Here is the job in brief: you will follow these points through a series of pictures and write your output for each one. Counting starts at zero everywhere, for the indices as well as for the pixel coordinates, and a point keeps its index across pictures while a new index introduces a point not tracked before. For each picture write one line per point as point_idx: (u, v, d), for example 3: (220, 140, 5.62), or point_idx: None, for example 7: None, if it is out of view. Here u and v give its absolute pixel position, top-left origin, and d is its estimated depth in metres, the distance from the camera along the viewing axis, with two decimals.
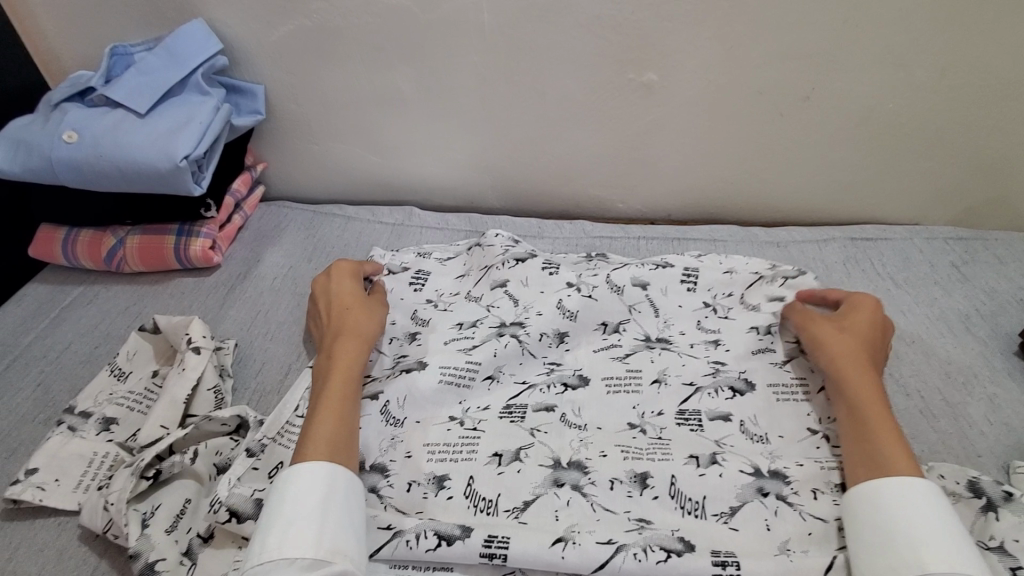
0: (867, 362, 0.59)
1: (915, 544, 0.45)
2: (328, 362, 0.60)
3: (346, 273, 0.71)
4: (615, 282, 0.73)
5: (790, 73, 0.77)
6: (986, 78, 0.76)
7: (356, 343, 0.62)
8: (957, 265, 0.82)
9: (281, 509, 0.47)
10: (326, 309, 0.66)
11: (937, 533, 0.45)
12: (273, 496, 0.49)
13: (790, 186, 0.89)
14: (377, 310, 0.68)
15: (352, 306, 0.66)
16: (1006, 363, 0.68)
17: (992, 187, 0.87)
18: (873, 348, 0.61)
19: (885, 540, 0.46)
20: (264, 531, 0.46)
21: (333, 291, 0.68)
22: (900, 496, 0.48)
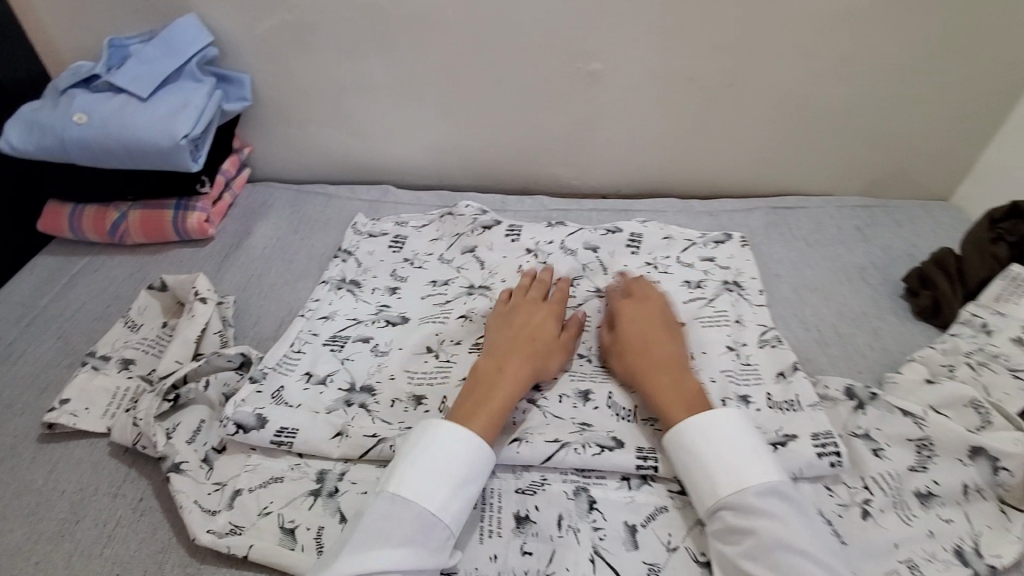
0: (642, 355, 0.64)
1: (698, 488, 0.54)
2: (495, 372, 0.62)
3: (552, 304, 0.72)
4: (569, 247, 0.86)
5: (714, 62, 0.90)
6: (876, 65, 0.90)
7: (524, 367, 0.63)
8: (861, 228, 0.96)
9: (461, 481, 0.53)
10: (516, 322, 0.68)
11: (719, 468, 0.53)
12: (455, 457, 0.54)
13: (722, 163, 1.02)
14: (562, 352, 0.67)
15: (545, 336, 0.67)
16: (891, 303, 0.82)
17: (891, 162, 1.02)
18: (649, 329, 0.66)
19: (690, 488, 0.55)
20: (445, 488, 0.52)
21: (530, 313, 0.70)
22: (687, 443, 0.55)
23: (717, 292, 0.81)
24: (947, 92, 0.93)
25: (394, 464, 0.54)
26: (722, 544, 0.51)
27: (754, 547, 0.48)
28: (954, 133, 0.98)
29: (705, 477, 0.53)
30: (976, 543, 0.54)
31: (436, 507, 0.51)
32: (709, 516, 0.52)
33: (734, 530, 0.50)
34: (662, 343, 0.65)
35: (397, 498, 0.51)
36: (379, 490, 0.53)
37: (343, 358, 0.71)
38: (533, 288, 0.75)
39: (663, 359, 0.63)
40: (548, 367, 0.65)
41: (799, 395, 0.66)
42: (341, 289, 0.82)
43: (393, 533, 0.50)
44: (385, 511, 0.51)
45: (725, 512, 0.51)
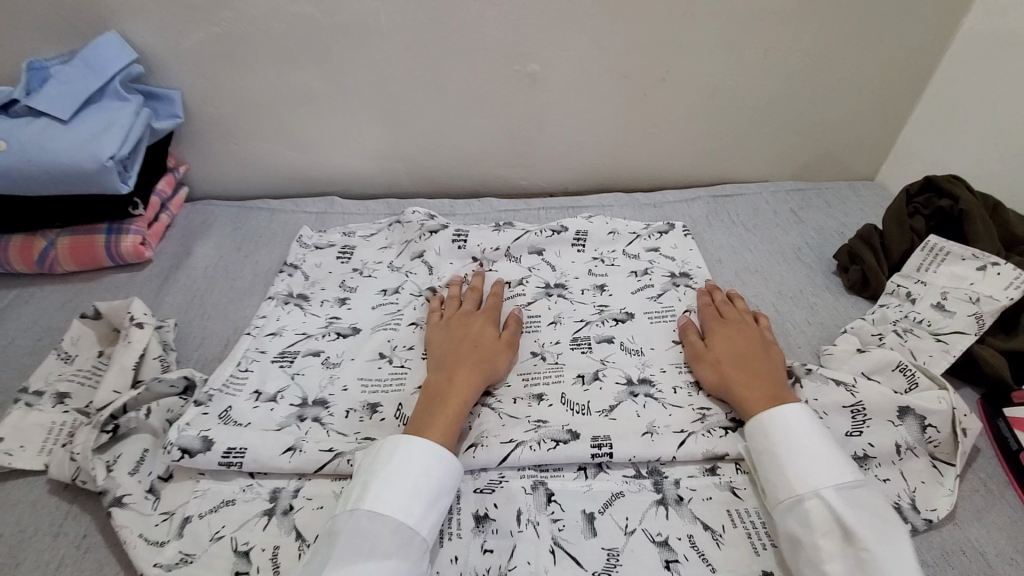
0: (738, 366, 0.64)
1: (824, 459, 0.53)
2: (445, 383, 0.63)
3: (486, 313, 0.74)
4: (514, 253, 0.88)
5: (646, 57, 0.92)
6: (797, 55, 0.95)
7: (473, 373, 0.64)
8: (795, 211, 1.01)
9: (435, 493, 0.53)
10: (456, 334, 0.70)
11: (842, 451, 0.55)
12: (432, 469, 0.54)
13: (661, 156, 1.05)
14: (508, 354, 0.69)
15: (485, 342, 0.69)
16: (824, 279, 0.86)
17: (818, 147, 1.07)
18: (747, 338, 0.68)
19: (808, 457, 0.53)
20: (420, 501, 0.52)
21: (467, 324, 0.72)
22: (812, 422, 0.56)
23: (663, 287, 0.83)
24: (863, 78, 0.99)
25: (365, 479, 0.53)
26: (856, 509, 0.49)
27: (894, 520, 0.49)
28: (873, 117, 1.04)
29: (838, 451, 0.54)
30: (912, 499, 0.57)
31: (411, 520, 0.51)
32: (844, 484, 0.51)
33: (871, 501, 0.51)
34: (755, 350, 0.66)
35: (377, 514, 0.50)
36: (351, 506, 0.52)
37: (294, 373, 0.70)
38: (467, 302, 0.77)
39: (759, 373, 0.63)
40: (497, 371, 0.67)
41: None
42: (288, 304, 0.81)
43: (373, 549, 0.49)
44: (364, 527, 0.50)
45: (863, 485, 0.52)
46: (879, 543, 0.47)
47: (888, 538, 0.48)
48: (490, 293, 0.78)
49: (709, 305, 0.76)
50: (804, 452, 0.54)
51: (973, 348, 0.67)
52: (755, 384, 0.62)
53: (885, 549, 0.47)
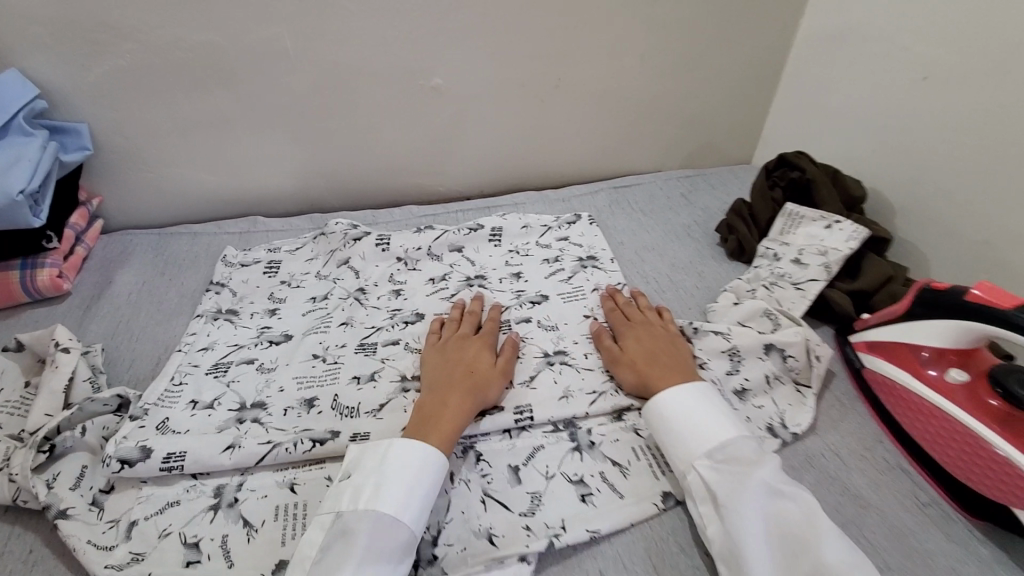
0: (652, 364, 0.68)
1: (705, 429, 0.58)
2: (439, 404, 0.63)
3: (484, 337, 0.74)
4: (436, 251, 0.96)
5: (539, 67, 1.03)
6: (669, 58, 1.08)
7: (466, 398, 0.64)
8: (685, 195, 1.14)
9: (427, 492, 0.55)
10: (451, 357, 0.70)
11: (716, 412, 0.60)
12: (436, 480, 0.57)
13: (565, 155, 1.16)
14: (502, 380, 0.69)
15: (482, 367, 0.68)
16: (710, 250, 0.98)
17: (699, 137, 1.21)
18: (654, 336, 0.72)
19: (693, 433, 0.59)
20: (426, 510, 0.55)
21: (464, 349, 0.71)
22: (694, 397, 0.62)
23: (573, 270, 0.93)
24: (729, 75, 1.13)
25: (377, 481, 0.54)
26: (721, 472, 0.55)
27: (758, 464, 0.54)
28: (741, 108, 1.19)
29: (709, 418, 0.59)
30: (783, 419, 0.67)
31: (408, 518, 0.53)
32: (715, 450, 0.57)
33: (737, 455, 0.56)
34: (661, 347, 0.70)
35: (398, 521, 0.52)
36: (364, 507, 0.53)
37: (229, 382, 0.73)
38: (464, 325, 0.76)
39: (669, 364, 0.67)
40: (490, 396, 0.66)
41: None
42: (218, 320, 0.84)
43: (392, 554, 0.51)
44: (377, 528, 0.51)
45: (734, 443, 0.57)
46: (736, 491, 0.53)
47: (744, 482, 0.53)
48: (489, 317, 0.78)
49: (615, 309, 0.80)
50: (690, 428, 0.59)
51: (824, 292, 0.80)
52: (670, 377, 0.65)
53: (745, 494, 0.52)
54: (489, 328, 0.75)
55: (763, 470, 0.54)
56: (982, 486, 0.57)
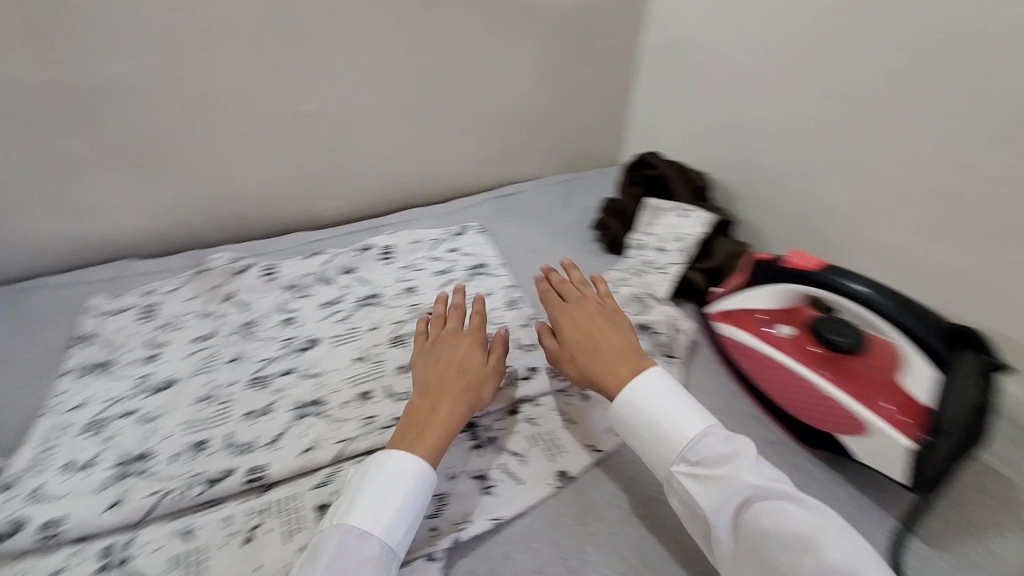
0: (599, 356, 0.67)
1: (670, 421, 0.59)
2: (428, 412, 0.62)
3: (473, 331, 0.73)
4: (327, 276, 0.96)
5: (411, 87, 1.07)
6: (532, 73, 1.16)
7: (458, 400, 0.64)
8: (564, 198, 1.22)
9: (410, 506, 0.55)
10: (441, 358, 0.69)
11: (684, 407, 0.60)
12: (417, 492, 0.56)
13: (448, 170, 1.20)
14: (493, 377, 0.69)
15: (471, 364, 0.68)
16: (590, 246, 1.06)
17: (571, 144, 1.31)
18: (589, 319, 0.71)
19: (659, 430, 0.59)
20: (404, 523, 0.54)
21: (454, 346, 0.71)
22: (647, 386, 0.61)
23: (465, 279, 0.96)
24: (589, 86, 1.24)
25: (354, 493, 0.56)
26: (700, 475, 0.55)
27: (739, 465, 0.54)
28: (605, 115, 1.30)
29: (675, 414, 0.59)
30: None
31: (379, 531, 0.53)
32: (688, 451, 0.57)
33: (713, 457, 0.55)
34: (600, 328, 0.70)
35: (369, 533, 0.53)
36: (336, 521, 0.54)
37: (108, 438, 0.69)
38: (452, 321, 0.76)
39: (610, 347, 0.67)
40: (481, 395, 0.67)
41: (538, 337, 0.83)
42: (90, 375, 0.78)
43: (358, 568, 0.51)
44: (344, 543, 0.52)
45: (705, 440, 0.56)
46: (721, 502, 0.53)
47: (728, 491, 0.53)
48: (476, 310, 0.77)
49: (547, 292, 0.78)
50: (658, 427, 0.59)
51: (685, 274, 0.90)
52: (614, 362, 0.65)
53: (724, 497, 0.53)
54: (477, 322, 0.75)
55: (746, 474, 0.53)
56: (817, 422, 0.66)
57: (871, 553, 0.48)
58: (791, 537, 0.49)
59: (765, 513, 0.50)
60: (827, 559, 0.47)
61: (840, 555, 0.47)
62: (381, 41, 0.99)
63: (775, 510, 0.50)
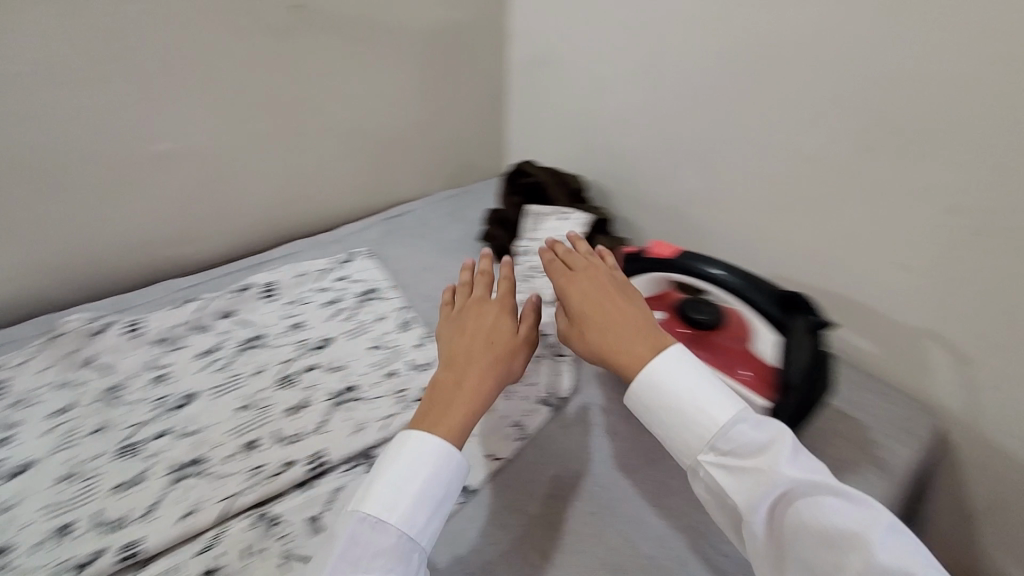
0: (614, 330, 0.64)
1: (692, 397, 0.58)
2: (451, 393, 0.60)
3: (500, 300, 0.70)
4: (203, 324, 0.90)
5: (276, 117, 1.03)
6: (403, 93, 1.16)
7: (490, 373, 0.62)
8: (452, 213, 1.23)
9: (437, 493, 0.55)
10: (465, 330, 0.66)
11: (711, 392, 0.58)
12: (439, 478, 0.55)
13: (328, 197, 1.17)
14: (523, 351, 0.67)
15: (497, 339, 0.65)
16: (479, 258, 1.08)
17: (453, 159, 1.32)
18: (605, 293, 0.67)
19: (685, 412, 0.58)
20: (423, 510, 0.54)
21: (479, 317, 0.68)
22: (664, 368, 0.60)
23: (354, 306, 0.94)
24: (463, 101, 1.26)
25: (378, 476, 0.55)
26: (733, 464, 0.55)
27: (775, 457, 0.53)
28: (483, 128, 1.33)
29: (701, 397, 0.58)
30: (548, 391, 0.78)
31: (399, 518, 0.53)
32: (719, 441, 0.56)
33: (748, 445, 0.55)
34: (613, 304, 0.66)
35: (384, 521, 0.53)
36: (357, 507, 0.54)
37: None
38: (477, 289, 0.72)
39: (627, 323, 0.64)
40: (513, 368, 0.65)
41: (431, 355, 0.82)
42: None
43: (372, 559, 0.51)
44: (360, 530, 0.52)
45: (736, 429, 0.56)
46: (758, 495, 0.52)
47: (767, 484, 0.52)
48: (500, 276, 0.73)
49: (556, 263, 0.72)
50: (681, 408, 0.59)
51: None
52: (630, 339, 0.63)
53: (761, 491, 0.52)
54: (502, 290, 0.71)
55: (786, 466, 0.52)
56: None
57: (918, 552, 0.47)
58: (835, 533, 0.48)
59: (807, 507, 0.50)
60: (874, 557, 0.46)
61: (887, 553, 0.46)
62: (225, 78, 0.95)
63: (813, 505, 0.50)
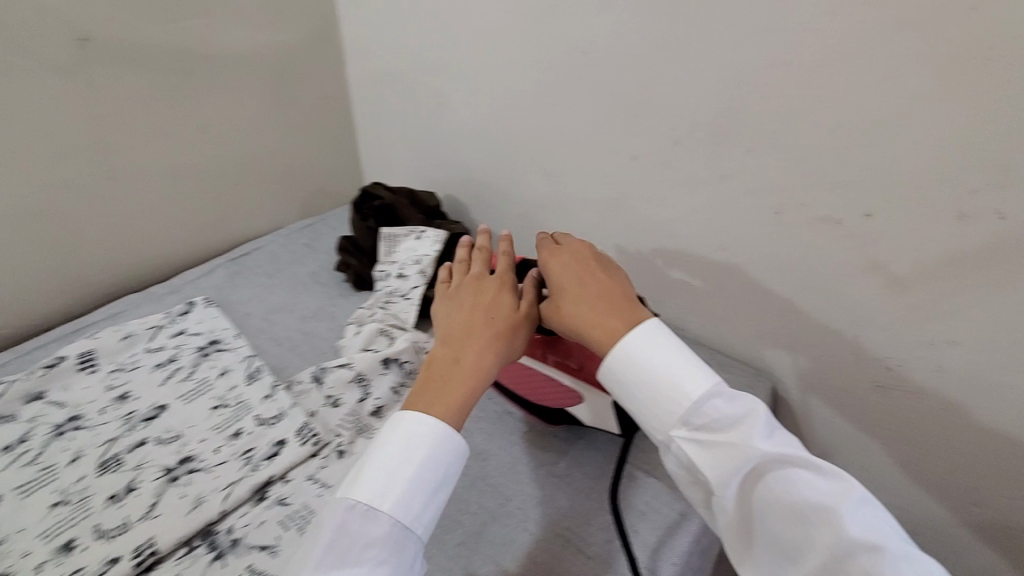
0: (608, 299, 0.57)
1: (668, 374, 0.51)
2: (447, 374, 0.54)
3: (500, 275, 0.63)
4: (4, 412, 0.76)
5: (77, 165, 0.91)
6: (233, 124, 1.07)
7: (487, 351, 0.56)
8: (308, 244, 1.16)
9: (437, 475, 0.50)
10: (463, 305, 0.60)
11: (682, 366, 0.51)
12: (438, 460, 0.50)
13: (160, 243, 1.06)
14: (525, 328, 0.60)
15: (499, 313, 0.59)
16: (339, 288, 1.02)
17: (305, 187, 1.25)
18: (585, 266, 0.60)
19: (660, 387, 0.52)
20: (419, 495, 0.49)
21: (479, 292, 0.61)
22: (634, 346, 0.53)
23: (193, 363, 0.84)
24: (308, 126, 1.19)
25: (368, 458, 0.51)
26: (707, 439, 0.49)
27: (749, 431, 0.48)
28: (336, 152, 1.26)
29: (675, 373, 0.51)
30: None
31: (391, 505, 0.48)
32: (691, 415, 0.50)
33: (722, 419, 0.49)
34: (589, 277, 0.58)
35: (376, 509, 0.48)
36: (343, 495, 0.49)
37: None
38: (477, 264, 0.66)
39: (604, 296, 0.57)
40: (514, 347, 0.58)
41: (282, 405, 0.75)
42: None
43: (363, 550, 0.45)
44: (348, 520, 0.47)
45: (712, 403, 0.49)
46: (730, 470, 0.47)
47: (739, 459, 0.47)
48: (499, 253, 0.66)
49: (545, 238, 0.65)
50: (657, 385, 0.52)
51: (427, 293, 0.91)
52: (604, 313, 0.56)
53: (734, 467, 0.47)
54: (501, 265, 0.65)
55: (759, 440, 0.47)
56: (532, 395, 0.70)
57: (894, 528, 0.42)
58: (805, 509, 0.44)
59: (778, 482, 0.45)
60: (846, 533, 0.41)
61: (860, 528, 0.41)
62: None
63: (788, 481, 0.45)
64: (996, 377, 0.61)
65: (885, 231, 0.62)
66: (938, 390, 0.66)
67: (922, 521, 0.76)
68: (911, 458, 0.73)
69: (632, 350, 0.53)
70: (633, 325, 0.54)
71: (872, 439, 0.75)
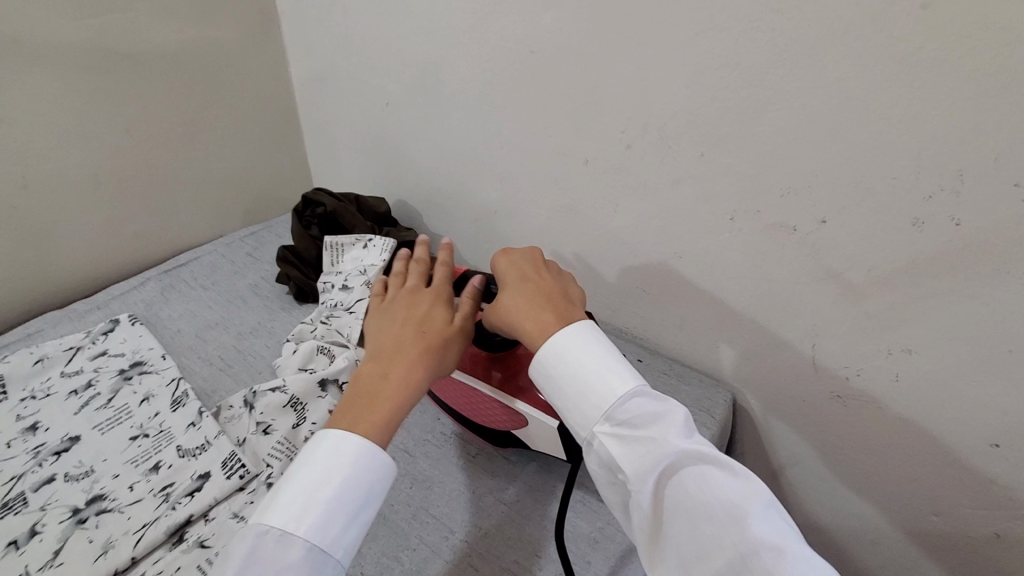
0: (548, 306, 0.53)
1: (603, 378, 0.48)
2: (373, 392, 0.49)
3: (437, 286, 0.59)
4: None
5: None
6: (165, 126, 1.00)
7: (418, 364, 0.51)
8: (251, 253, 1.09)
9: (362, 492, 0.46)
10: (396, 317, 0.55)
11: (609, 365, 0.49)
12: (360, 478, 0.46)
13: (83, 255, 0.99)
14: (461, 340, 0.55)
15: (432, 326, 0.54)
16: (280, 301, 0.96)
17: (248, 192, 1.17)
18: (529, 267, 0.57)
19: (592, 391, 0.48)
20: (341, 516, 0.45)
21: (413, 303, 0.57)
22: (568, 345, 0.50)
23: (113, 388, 0.77)
24: (249, 128, 1.12)
25: (286, 477, 0.46)
26: (629, 435, 0.46)
27: (669, 427, 0.45)
28: (281, 155, 1.19)
29: (602, 371, 0.48)
30: None
31: (308, 529, 0.43)
32: (614, 411, 0.47)
33: (643, 416, 0.46)
34: (532, 276, 0.56)
35: (290, 535, 0.43)
36: (255, 520, 0.44)
37: None
38: (413, 275, 0.61)
39: (542, 293, 0.54)
40: (450, 362, 0.53)
41: (207, 434, 0.69)
42: None
43: None
44: (258, 548, 0.42)
45: (636, 400, 0.47)
46: (647, 467, 0.43)
47: (657, 454, 0.43)
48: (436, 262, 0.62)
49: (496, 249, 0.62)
50: (590, 386, 0.48)
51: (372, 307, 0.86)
52: (540, 307, 0.53)
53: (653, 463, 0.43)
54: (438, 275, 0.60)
55: (679, 437, 0.44)
56: (478, 417, 0.65)
57: (799, 536, 0.40)
58: (715, 509, 0.41)
59: (693, 480, 0.42)
60: (753, 534, 0.39)
61: (768, 530, 0.39)
62: None
63: (701, 479, 0.42)
64: (954, 387, 0.60)
65: (840, 239, 0.59)
66: (895, 401, 0.64)
67: (881, 530, 0.75)
68: (870, 468, 0.71)
69: (566, 345, 0.50)
70: (569, 323, 0.51)
71: (829, 449, 0.74)
